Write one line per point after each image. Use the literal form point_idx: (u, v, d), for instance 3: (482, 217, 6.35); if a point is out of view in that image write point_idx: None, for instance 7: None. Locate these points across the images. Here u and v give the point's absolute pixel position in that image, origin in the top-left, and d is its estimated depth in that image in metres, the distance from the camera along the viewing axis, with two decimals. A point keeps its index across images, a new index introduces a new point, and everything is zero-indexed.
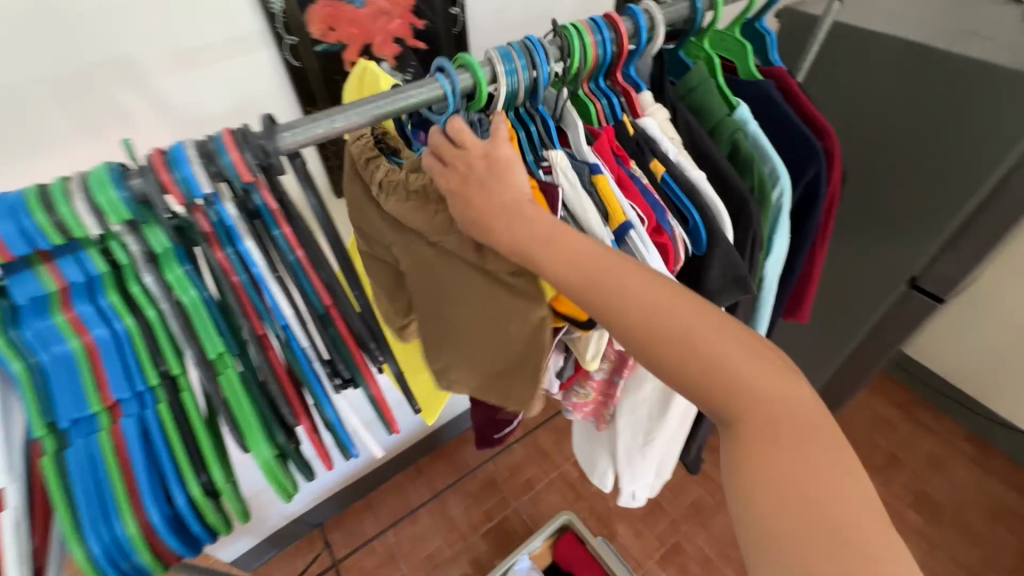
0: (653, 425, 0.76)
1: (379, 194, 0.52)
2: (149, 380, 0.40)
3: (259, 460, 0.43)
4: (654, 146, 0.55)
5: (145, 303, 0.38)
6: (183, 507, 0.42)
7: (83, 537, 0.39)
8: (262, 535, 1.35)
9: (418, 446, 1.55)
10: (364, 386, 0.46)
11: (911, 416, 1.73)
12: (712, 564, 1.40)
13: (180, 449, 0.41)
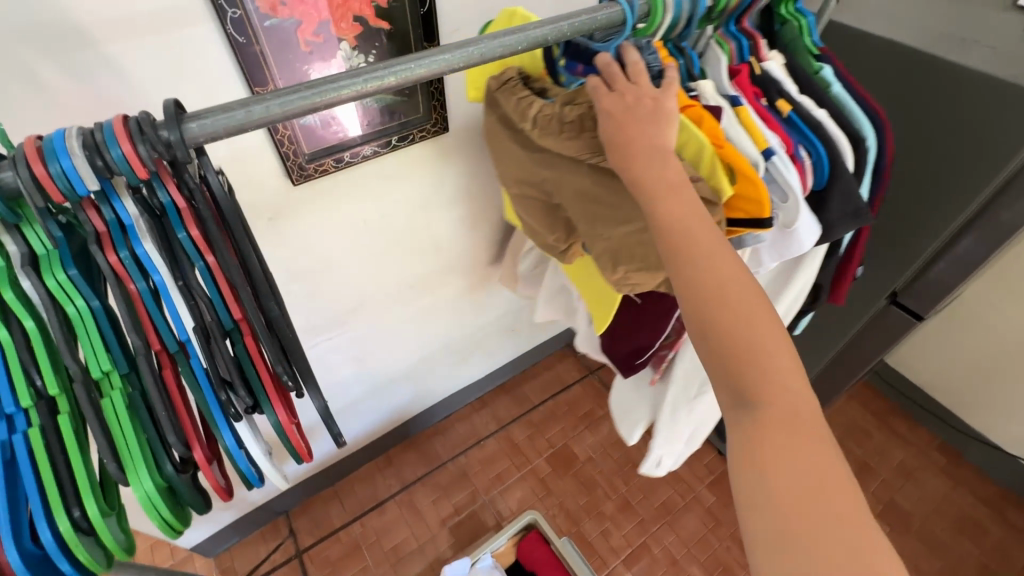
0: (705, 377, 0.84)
1: (536, 128, 0.66)
2: (21, 400, 0.37)
3: (139, 495, 0.40)
4: (779, 87, 0.66)
5: (21, 312, 0.36)
6: (50, 545, 0.38)
7: None
8: (220, 523, 1.32)
9: (389, 436, 1.52)
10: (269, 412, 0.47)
11: (886, 424, 1.73)
12: (679, 565, 1.40)
13: (48, 480, 0.38)
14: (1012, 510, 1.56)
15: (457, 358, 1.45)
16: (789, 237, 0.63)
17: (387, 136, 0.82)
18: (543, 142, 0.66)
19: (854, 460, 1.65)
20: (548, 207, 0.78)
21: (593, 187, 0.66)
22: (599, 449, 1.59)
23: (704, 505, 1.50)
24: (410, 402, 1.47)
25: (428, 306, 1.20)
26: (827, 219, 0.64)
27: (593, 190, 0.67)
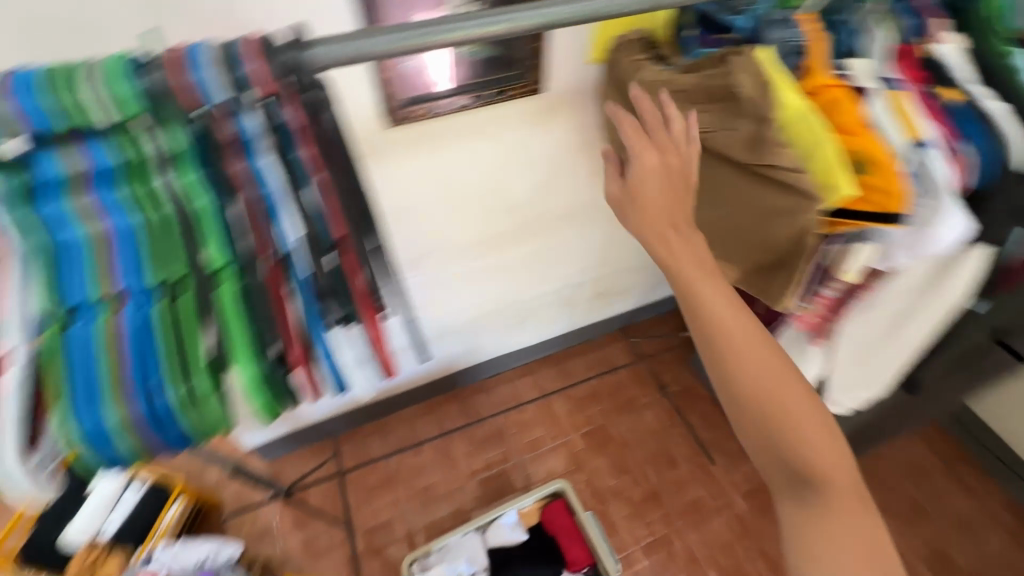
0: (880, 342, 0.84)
1: (646, 92, 0.70)
2: (153, 278, 0.44)
3: (244, 375, 0.46)
4: (945, 72, 0.65)
5: (158, 202, 0.42)
6: (165, 407, 0.44)
7: (75, 413, 0.43)
8: (278, 432, 1.45)
9: (435, 385, 1.59)
10: (358, 324, 0.50)
11: (954, 473, 1.60)
12: (697, 564, 1.39)
13: (170, 351, 0.44)
14: None
15: (510, 322, 1.47)
16: (922, 240, 0.60)
17: (481, 90, 0.82)
18: None
19: (907, 500, 1.55)
20: None
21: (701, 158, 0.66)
22: (635, 436, 1.59)
23: (735, 512, 1.47)
24: (460, 356, 1.52)
25: (492, 267, 1.22)
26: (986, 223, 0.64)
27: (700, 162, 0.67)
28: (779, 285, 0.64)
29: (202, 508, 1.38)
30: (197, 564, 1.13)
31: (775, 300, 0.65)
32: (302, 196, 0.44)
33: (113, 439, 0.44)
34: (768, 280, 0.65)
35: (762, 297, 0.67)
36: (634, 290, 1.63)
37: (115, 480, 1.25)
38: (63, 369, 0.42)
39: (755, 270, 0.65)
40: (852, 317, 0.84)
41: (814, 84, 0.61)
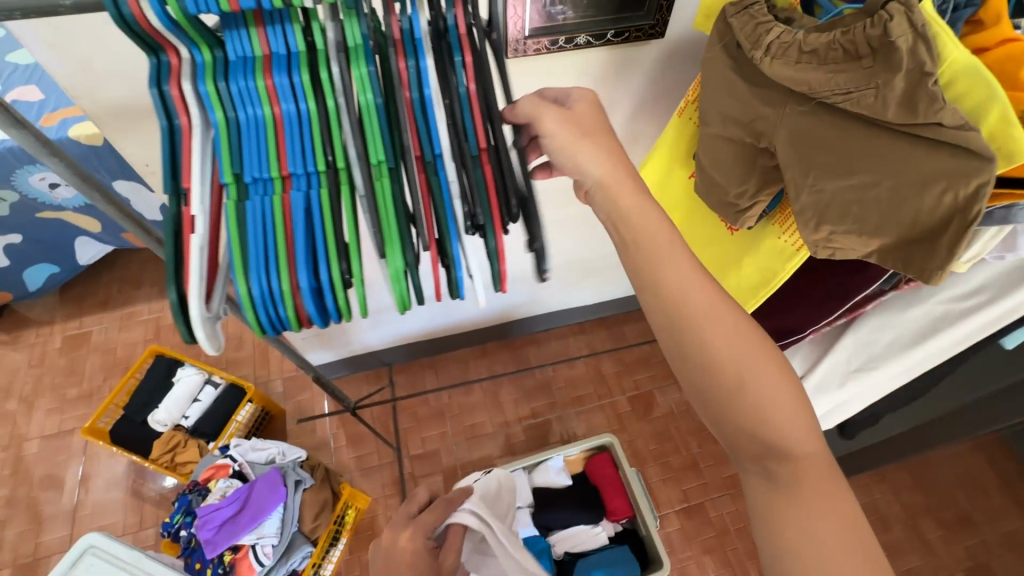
0: (883, 354, 0.80)
1: (766, 55, 0.64)
2: (319, 163, 0.49)
3: (389, 267, 0.50)
4: None
5: (328, 91, 0.46)
6: (325, 282, 0.50)
7: (249, 275, 0.48)
8: (342, 353, 1.52)
9: (489, 331, 1.63)
10: (490, 238, 0.50)
11: (1011, 488, 1.49)
12: (727, 536, 1.41)
13: (332, 231, 0.50)
14: None
15: (573, 279, 1.48)
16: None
17: (603, 29, 0.81)
18: (772, 71, 0.63)
19: (955, 510, 1.47)
20: (740, 150, 0.73)
21: (824, 125, 0.62)
22: (681, 406, 1.59)
23: None
24: (520, 305, 1.55)
25: (568, 218, 1.21)
26: None
27: (823, 130, 0.62)
28: (926, 259, 0.60)
29: (269, 413, 1.50)
30: (267, 461, 1.22)
31: (920, 276, 0.61)
32: (458, 102, 0.48)
33: (278, 303, 0.50)
34: (914, 252, 0.61)
35: (910, 274, 0.62)
36: None
37: (195, 374, 1.40)
38: (241, 234, 0.48)
39: (901, 242, 0.61)
40: (887, 307, 0.79)
41: (993, 37, 0.58)
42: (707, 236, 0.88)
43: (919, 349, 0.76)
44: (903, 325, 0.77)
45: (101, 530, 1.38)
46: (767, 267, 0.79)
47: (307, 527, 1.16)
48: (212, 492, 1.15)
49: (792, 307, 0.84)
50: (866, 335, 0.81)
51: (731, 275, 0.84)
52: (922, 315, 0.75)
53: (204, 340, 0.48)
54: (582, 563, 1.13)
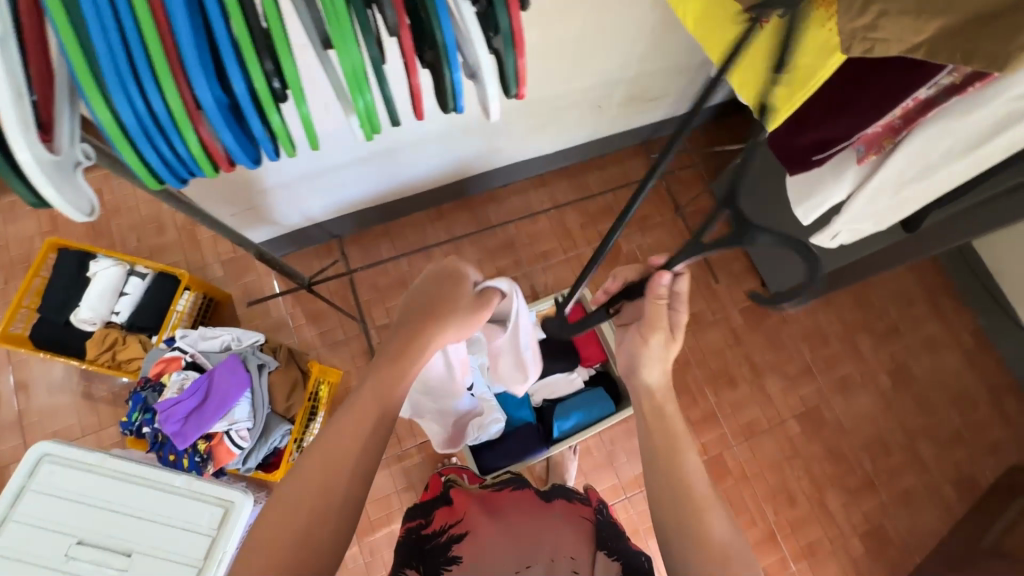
0: (942, 161, 0.65)
1: None
2: None
3: (347, 61, 0.48)
4: None
5: None
6: (242, 93, 0.49)
7: (115, 102, 0.47)
8: (283, 228, 1.36)
9: (445, 190, 1.49)
10: (501, 15, 0.49)
11: (933, 299, 1.64)
12: (688, 367, 1.52)
13: (241, 26, 0.46)
14: (1011, 401, 1.57)
15: (536, 123, 1.32)
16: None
17: None
18: None
19: (886, 322, 1.62)
20: None
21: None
22: (646, 253, 1.58)
23: (731, 325, 1.56)
24: (476, 158, 1.39)
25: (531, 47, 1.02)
26: None
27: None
28: (1004, 40, 0.46)
29: (213, 299, 1.37)
30: (222, 348, 1.14)
31: (986, 64, 0.48)
32: None
33: (175, 124, 0.50)
34: (980, 37, 0.47)
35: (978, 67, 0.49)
36: (671, 95, 1.45)
37: (114, 267, 1.23)
38: (84, 15, 0.44)
39: (967, 20, 0.47)
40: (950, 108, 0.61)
41: None
42: (736, 36, 0.73)
43: (988, 147, 0.61)
44: (970, 128, 0.61)
45: (57, 434, 1.31)
46: (804, 65, 0.67)
47: (280, 407, 1.13)
48: (167, 386, 1.08)
49: (838, 113, 0.72)
50: (922, 145, 0.65)
51: (760, 79, 0.73)
52: (989, 116, 0.59)
53: (66, 208, 0.52)
54: (561, 407, 1.18)
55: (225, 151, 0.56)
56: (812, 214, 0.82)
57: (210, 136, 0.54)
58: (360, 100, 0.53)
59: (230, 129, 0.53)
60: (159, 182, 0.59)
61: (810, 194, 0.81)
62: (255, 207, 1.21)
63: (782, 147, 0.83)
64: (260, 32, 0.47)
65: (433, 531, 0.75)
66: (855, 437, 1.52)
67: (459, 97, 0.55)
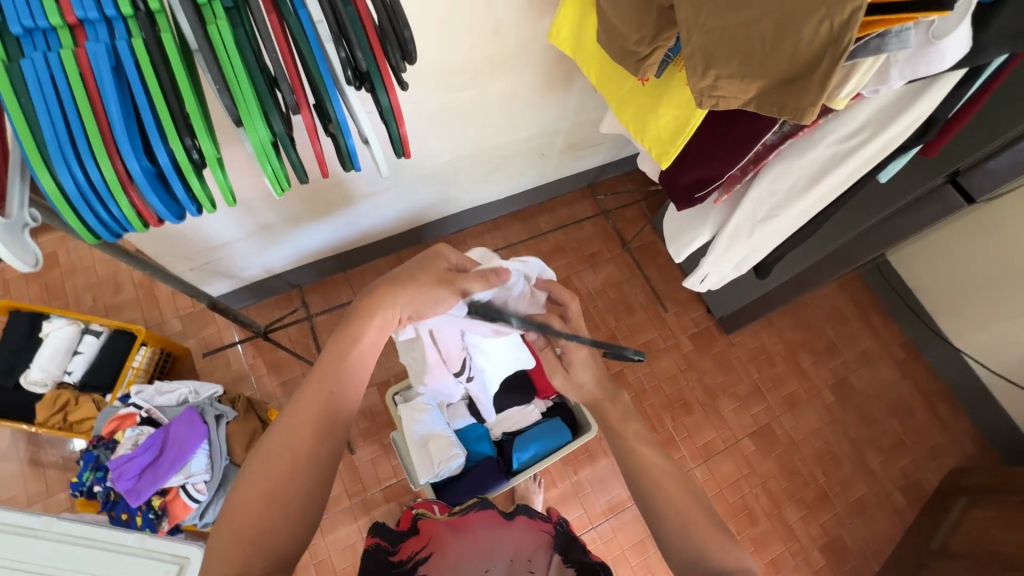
0: (785, 201, 0.84)
1: None
2: (123, 10, 0.51)
3: (254, 137, 0.55)
4: None
5: None
6: (167, 165, 0.55)
7: (52, 173, 0.52)
8: (243, 280, 1.39)
9: (402, 236, 1.55)
10: (383, 96, 0.58)
11: (865, 316, 1.77)
12: (645, 394, 1.58)
13: (162, 108, 0.53)
14: (943, 407, 1.68)
15: (484, 171, 1.41)
16: (930, 51, 0.59)
17: None
18: None
19: (824, 340, 1.73)
20: None
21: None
22: (597, 286, 1.67)
23: (682, 350, 1.64)
24: (430, 206, 1.47)
25: (471, 102, 1.11)
26: (983, 40, 0.60)
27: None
28: (800, 95, 0.60)
29: (172, 354, 1.37)
30: (179, 402, 1.14)
31: (791, 115, 0.62)
32: None
33: (108, 191, 0.54)
34: (790, 94, 0.61)
35: (782, 115, 0.63)
36: (608, 142, 1.58)
37: (68, 326, 1.22)
38: (31, 103, 0.51)
39: (779, 82, 0.61)
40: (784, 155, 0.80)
41: None
42: (622, 94, 0.85)
43: (813, 191, 0.80)
44: (799, 171, 0.80)
45: (2, 504, 1.25)
46: (679, 113, 0.78)
47: (238, 457, 1.13)
48: (121, 443, 1.07)
49: (705, 159, 0.82)
50: (768, 186, 0.84)
51: (647, 129, 0.83)
52: (814, 161, 0.78)
53: (8, 258, 0.52)
54: (519, 439, 1.21)
55: (155, 214, 0.60)
56: (691, 245, 1.00)
57: (141, 200, 0.58)
58: (269, 169, 0.59)
59: (157, 193, 0.57)
60: (98, 240, 0.62)
61: (684, 235, 1.02)
62: (212, 261, 1.24)
63: (670, 185, 0.90)
64: (182, 113, 0.54)
65: (399, 559, 0.69)
66: (807, 450, 1.59)
67: (356, 161, 0.63)
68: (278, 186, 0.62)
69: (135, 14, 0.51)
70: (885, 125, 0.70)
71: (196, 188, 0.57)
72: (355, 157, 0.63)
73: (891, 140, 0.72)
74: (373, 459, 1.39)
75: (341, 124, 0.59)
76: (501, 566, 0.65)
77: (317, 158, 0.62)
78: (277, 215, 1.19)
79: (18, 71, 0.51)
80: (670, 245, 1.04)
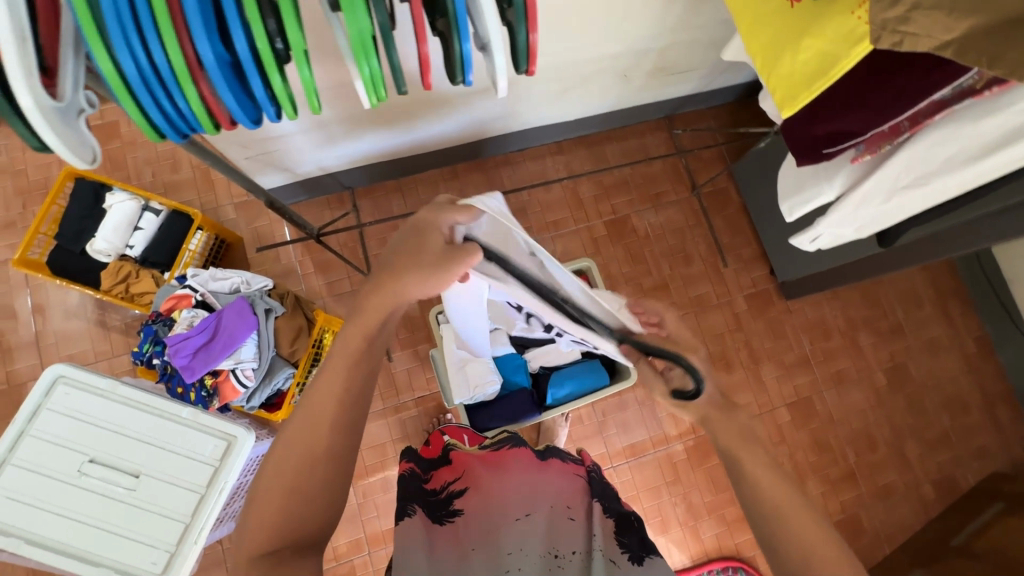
0: (941, 169, 0.69)
1: None
2: None
3: (357, 29, 0.50)
4: None
5: None
6: (246, 51, 0.50)
7: (117, 52, 0.48)
8: (297, 176, 1.36)
9: (463, 148, 1.46)
10: None
11: (942, 302, 1.62)
12: None
13: None
14: (1003, 409, 1.58)
15: (559, 88, 1.29)
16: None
17: None
18: None
19: (891, 321, 1.61)
20: None
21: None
22: (657, 230, 1.58)
23: (734, 309, 1.56)
24: (494, 119, 1.36)
25: (561, 6, 0.98)
26: None
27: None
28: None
29: (225, 241, 1.39)
30: (232, 290, 1.17)
31: (1007, 72, 0.53)
32: None
33: (180, 78, 0.51)
34: (1013, 38, 0.52)
35: (990, 69, 0.54)
36: (701, 70, 1.40)
37: (129, 201, 1.24)
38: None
39: (1001, 21, 0.52)
40: (957, 118, 0.65)
41: None
42: (761, 16, 0.71)
43: (982, 165, 0.65)
44: (966, 139, 0.65)
45: (72, 357, 1.36)
46: (827, 52, 0.64)
47: (285, 351, 1.17)
48: (177, 322, 1.11)
49: (847, 111, 0.70)
50: (924, 150, 0.69)
51: (782, 66, 0.70)
52: (995, 128, 0.63)
53: (65, 151, 0.53)
54: (556, 376, 1.20)
55: (222, 107, 0.56)
56: (802, 206, 0.87)
57: (210, 91, 0.54)
58: (361, 68, 0.54)
59: (232, 90, 0.54)
60: (158, 137, 0.60)
61: (801, 189, 0.86)
62: (268, 153, 1.20)
63: (792, 134, 0.78)
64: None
65: (433, 488, 0.74)
66: (843, 429, 1.54)
67: (467, 68, 0.58)
68: (372, 87, 0.58)
69: None
70: None
71: (276, 83, 0.53)
72: (466, 64, 0.58)
73: None
74: (408, 369, 1.43)
75: (455, 20, 0.54)
76: (541, 514, 0.65)
77: (420, 60, 0.57)
78: (334, 113, 1.12)
79: None
80: (779, 200, 0.91)
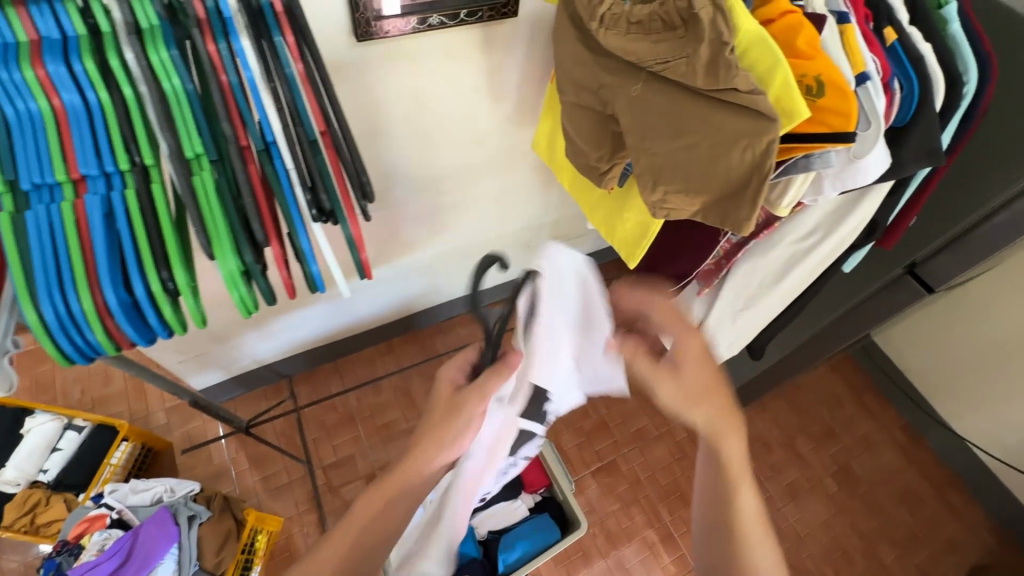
0: (759, 292, 0.87)
1: (600, 26, 0.62)
2: (121, 164, 0.58)
3: (224, 267, 0.62)
4: (891, 16, 0.68)
5: (123, 82, 0.55)
6: (143, 296, 0.60)
7: (36, 304, 0.57)
8: (233, 372, 1.41)
9: (392, 325, 1.57)
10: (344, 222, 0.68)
11: (859, 399, 1.75)
12: (640, 485, 1.51)
13: (148, 250, 0.60)
14: (953, 493, 1.61)
15: (472, 262, 1.47)
16: (853, 168, 0.63)
17: (425, 14, 0.82)
18: (606, 41, 0.62)
19: (821, 425, 1.69)
20: (600, 118, 0.71)
21: (657, 95, 0.61)
22: None
23: (677, 438, 1.60)
24: (417, 296, 1.51)
25: (456, 203, 1.22)
26: (901, 157, 0.66)
27: (657, 98, 0.61)
28: (734, 210, 0.62)
29: (152, 449, 1.34)
30: (153, 501, 1.11)
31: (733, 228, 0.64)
32: (285, 81, 0.59)
33: (86, 324, 0.60)
34: (728, 206, 0.63)
35: (724, 226, 0.65)
36: (592, 233, 1.66)
37: (51, 421, 1.22)
38: (29, 251, 0.57)
39: (719, 197, 0.63)
40: (751, 253, 0.84)
41: (775, 9, 0.63)
42: (594, 200, 0.91)
43: (781, 285, 0.83)
44: (766, 267, 0.83)
45: None
46: (640, 219, 0.83)
47: (208, 563, 1.09)
48: (86, 548, 1.03)
49: (675, 257, 0.88)
50: (742, 279, 0.87)
51: (616, 232, 0.88)
52: (779, 257, 0.82)
53: None
54: (506, 538, 1.15)
55: (132, 341, 0.64)
56: None
57: (117, 328, 0.62)
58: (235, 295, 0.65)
59: (133, 322, 0.62)
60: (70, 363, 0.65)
61: None
62: (202, 354, 1.28)
63: (646, 279, 0.96)
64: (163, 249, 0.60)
65: None
66: (814, 545, 1.51)
67: (319, 281, 0.70)
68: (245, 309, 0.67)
69: (131, 168, 0.58)
70: (832, 229, 0.75)
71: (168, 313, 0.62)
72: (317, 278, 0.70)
73: (833, 250, 0.78)
74: None
75: (305, 250, 0.67)
76: None
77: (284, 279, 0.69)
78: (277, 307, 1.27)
79: (22, 223, 0.57)
80: None
